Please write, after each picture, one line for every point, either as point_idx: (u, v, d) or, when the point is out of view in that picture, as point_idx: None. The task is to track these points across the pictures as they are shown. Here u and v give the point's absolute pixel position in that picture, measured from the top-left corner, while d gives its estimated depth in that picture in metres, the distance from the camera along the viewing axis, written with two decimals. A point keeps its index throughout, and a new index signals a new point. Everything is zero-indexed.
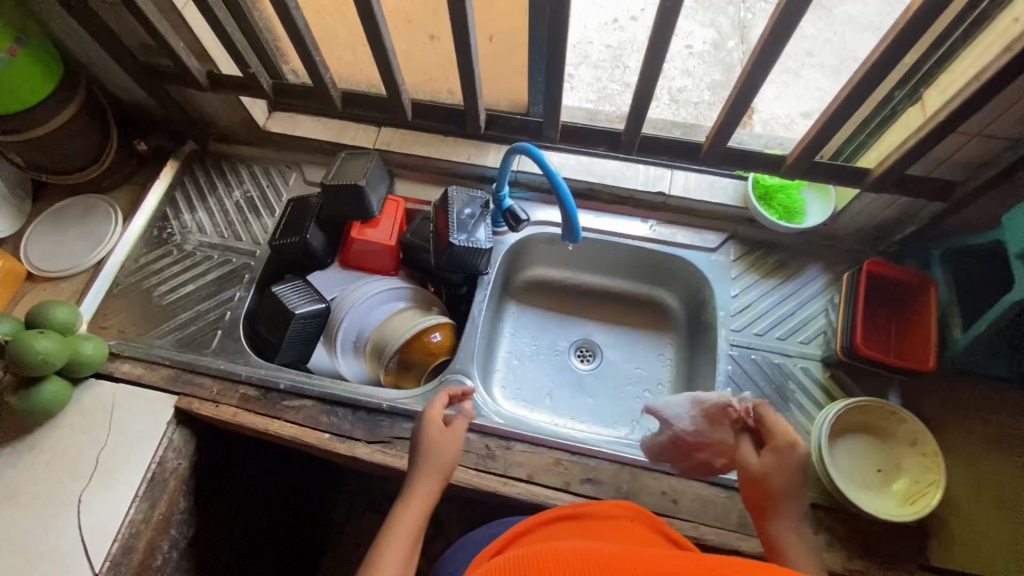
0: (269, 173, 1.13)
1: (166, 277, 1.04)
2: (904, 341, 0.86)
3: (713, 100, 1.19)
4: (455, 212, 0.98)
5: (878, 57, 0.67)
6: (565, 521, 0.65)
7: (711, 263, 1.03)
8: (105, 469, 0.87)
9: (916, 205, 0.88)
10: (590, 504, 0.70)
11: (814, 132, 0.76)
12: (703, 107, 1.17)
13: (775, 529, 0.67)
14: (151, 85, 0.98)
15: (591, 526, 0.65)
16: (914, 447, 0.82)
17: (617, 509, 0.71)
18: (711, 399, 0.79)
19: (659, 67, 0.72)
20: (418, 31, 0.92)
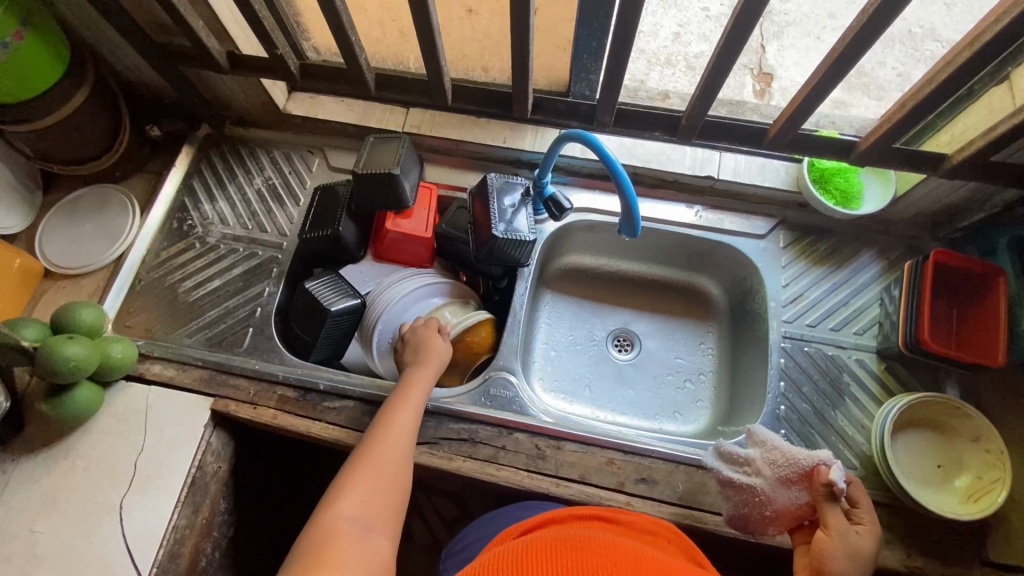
0: (290, 158, 1.07)
1: (191, 272, 0.99)
2: (967, 333, 0.84)
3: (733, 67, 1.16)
4: (495, 201, 0.92)
5: (980, 38, 0.61)
6: (601, 515, 0.65)
7: (760, 250, 0.99)
8: (144, 474, 0.84)
9: (986, 190, 0.83)
10: (632, 514, 0.68)
11: (896, 117, 0.71)
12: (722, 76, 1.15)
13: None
14: (165, 66, 0.91)
15: (638, 533, 0.64)
16: (977, 442, 0.80)
17: (658, 526, 0.68)
18: (804, 458, 0.72)
19: (737, 48, 0.66)
20: (455, 5, 0.85)
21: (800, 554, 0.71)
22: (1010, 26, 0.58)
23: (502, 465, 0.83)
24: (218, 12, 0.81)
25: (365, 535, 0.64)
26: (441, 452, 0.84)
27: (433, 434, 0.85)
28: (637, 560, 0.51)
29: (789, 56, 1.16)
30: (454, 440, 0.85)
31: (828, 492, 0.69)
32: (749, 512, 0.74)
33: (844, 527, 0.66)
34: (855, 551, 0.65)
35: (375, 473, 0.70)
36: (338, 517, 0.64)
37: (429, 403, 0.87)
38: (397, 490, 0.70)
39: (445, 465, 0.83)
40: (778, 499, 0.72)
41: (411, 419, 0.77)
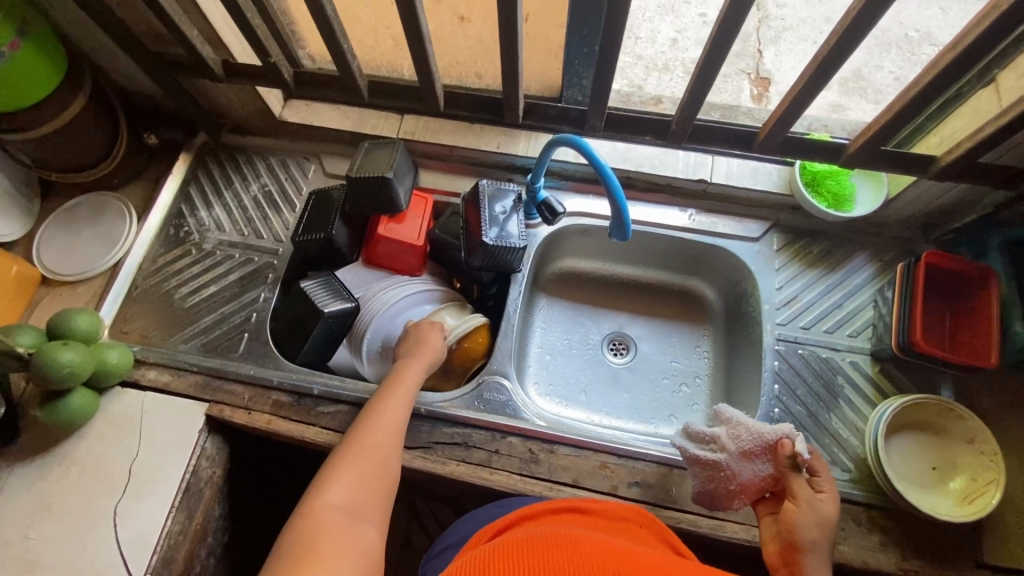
0: (286, 165, 1.08)
1: (187, 278, 1.00)
2: (961, 335, 0.84)
3: (730, 70, 1.17)
4: (487, 207, 0.93)
5: (964, 40, 0.62)
6: (572, 509, 0.66)
7: (753, 253, 0.99)
8: (139, 480, 0.85)
9: (977, 192, 0.83)
10: (601, 502, 0.69)
11: (884, 119, 0.71)
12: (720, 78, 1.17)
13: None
14: (161, 75, 0.92)
15: (612, 525, 0.65)
16: (971, 444, 0.80)
17: (629, 512, 0.69)
18: (766, 432, 0.75)
19: (724, 50, 0.67)
20: (447, 12, 0.86)
21: (765, 526, 0.73)
22: (993, 27, 0.58)
23: (496, 469, 0.83)
24: (212, 21, 0.82)
25: (351, 528, 0.62)
26: (435, 456, 0.84)
27: (426, 438, 0.85)
28: (601, 548, 0.52)
29: (784, 60, 1.17)
30: (447, 445, 0.85)
31: (792, 464, 0.71)
32: (714, 487, 0.76)
33: (810, 496, 0.68)
34: (821, 519, 0.67)
35: (363, 464, 0.69)
36: (324, 508, 0.63)
37: (423, 407, 0.87)
38: (383, 482, 0.69)
39: (438, 469, 0.83)
40: (742, 473, 0.75)
41: (398, 413, 0.77)
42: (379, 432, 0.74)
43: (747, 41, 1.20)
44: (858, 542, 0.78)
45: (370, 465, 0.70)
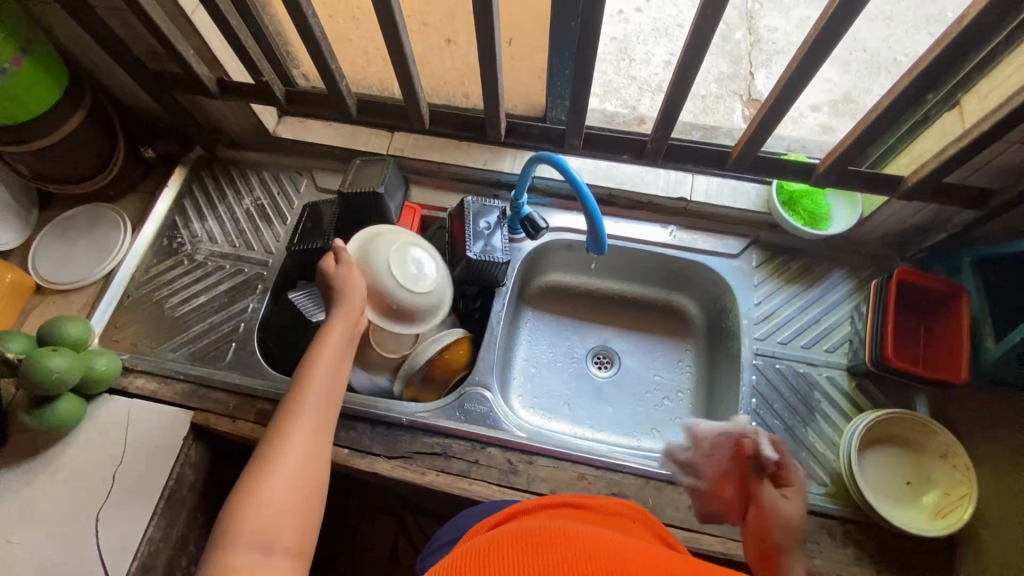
0: (279, 179, 1.11)
1: (177, 288, 1.02)
2: (933, 351, 0.85)
3: (722, 93, 1.21)
4: (471, 221, 0.96)
5: (917, 67, 0.65)
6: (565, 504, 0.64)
7: (732, 270, 1.01)
8: (123, 486, 0.86)
9: (947, 211, 0.85)
10: (596, 499, 0.67)
11: (850, 141, 0.74)
12: (712, 101, 1.20)
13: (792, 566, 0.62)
14: (158, 91, 0.95)
15: (605, 520, 0.63)
16: (945, 458, 0.81)
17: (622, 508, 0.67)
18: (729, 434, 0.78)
19: (692, 73, 0.70)
20: (434, 35, 0.89)
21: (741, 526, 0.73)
22: (942, 55, 0.61)
23: (475, 480, 0.84)
24: (208, 41, 0.86)
25: (273, 556, 0.53)
26: (415, 466, 0.85)
27: (407, 447, 0.87)
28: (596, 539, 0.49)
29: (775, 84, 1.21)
30: (427, 455, 0.86)
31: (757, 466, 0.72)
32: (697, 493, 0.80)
33: (771, 498, 0.67)
34: (785, 519, 0.65)
35: (303, 441, 0.63)
36: (236, 544, 0.53)
37: (404, 417, 0.88)
38: (310, 479, 0.60)
39: (418, 479, 0.84)
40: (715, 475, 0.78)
41: (324, 389, 0.68)
42: (316, 400, 0.67)
43: (738, 64, 1.24)
44: (832, 556, 0.79)
45: (308, 441, 0.63)
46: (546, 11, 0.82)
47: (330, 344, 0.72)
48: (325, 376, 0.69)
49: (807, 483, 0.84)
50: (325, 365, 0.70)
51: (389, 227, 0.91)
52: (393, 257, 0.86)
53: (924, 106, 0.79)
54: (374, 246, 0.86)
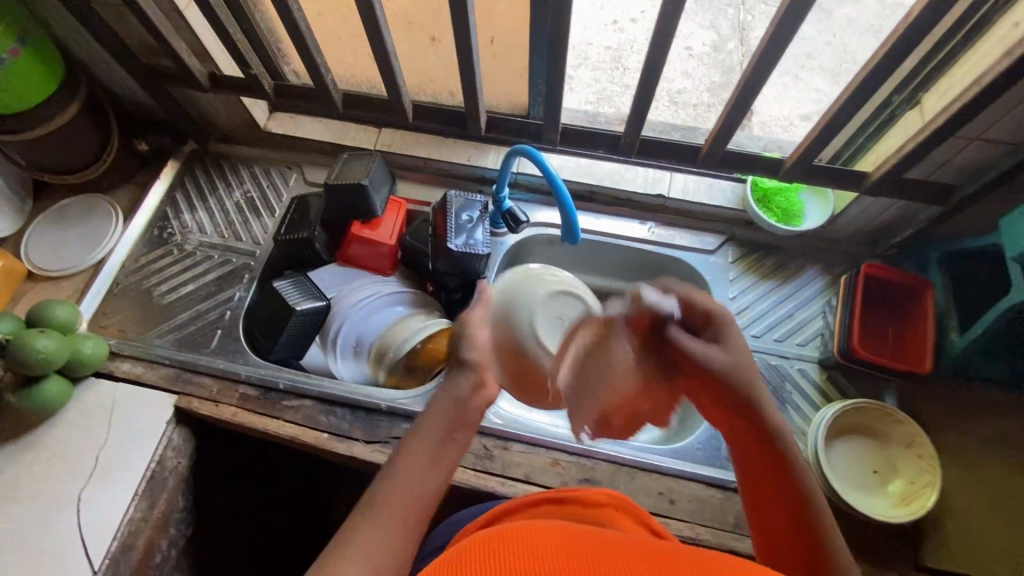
0: (269, 173, 1.13)
1: (166, 277, 1.04)
2: (900, 343, 0.87)
3: (713, 102, 1.23)
4: (453, 214, 0.98)
5: (871, 64, 0.68)
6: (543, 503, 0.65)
7: (708, 265, 1.03)
8: (106, 467, 0.87)
9: (914, 208, 0.88)
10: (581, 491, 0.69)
11: (813, 136, 0.77)
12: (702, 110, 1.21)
13: (769, 424, 0.60)
14: (151, 84, 0.99)
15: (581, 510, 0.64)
16: (910, 447, 0.83)
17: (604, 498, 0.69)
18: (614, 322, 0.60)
19: (659, 69, 0.73)
20: (419, 33, 0.92)
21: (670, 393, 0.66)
22: (892, 52, 0.65)
23: None
24: (199, 36, 0.90)
25: None
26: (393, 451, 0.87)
27: (386, 432, 0.89)
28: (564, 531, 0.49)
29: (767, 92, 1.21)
30: (405, 439, 0.88)
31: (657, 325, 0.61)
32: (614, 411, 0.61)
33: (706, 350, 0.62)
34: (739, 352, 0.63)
35: (396, 516, 0.54)
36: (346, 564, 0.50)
37: (384, 403, 0.90)
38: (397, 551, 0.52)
39: None
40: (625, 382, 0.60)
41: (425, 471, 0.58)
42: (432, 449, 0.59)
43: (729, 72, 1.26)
44: None
45: (416, 492, 0.56)
46: (524, 11, 0.86)
47: (490, 382, 0.64)
48: (463, 433, 0.62)
49: None
50: (473, 413, 0.63)
51: (523, 287, 0.68)
52: (540, 313, 0.65)
53: (889, 106, 0.81)
54: (514, 310, 0.66)
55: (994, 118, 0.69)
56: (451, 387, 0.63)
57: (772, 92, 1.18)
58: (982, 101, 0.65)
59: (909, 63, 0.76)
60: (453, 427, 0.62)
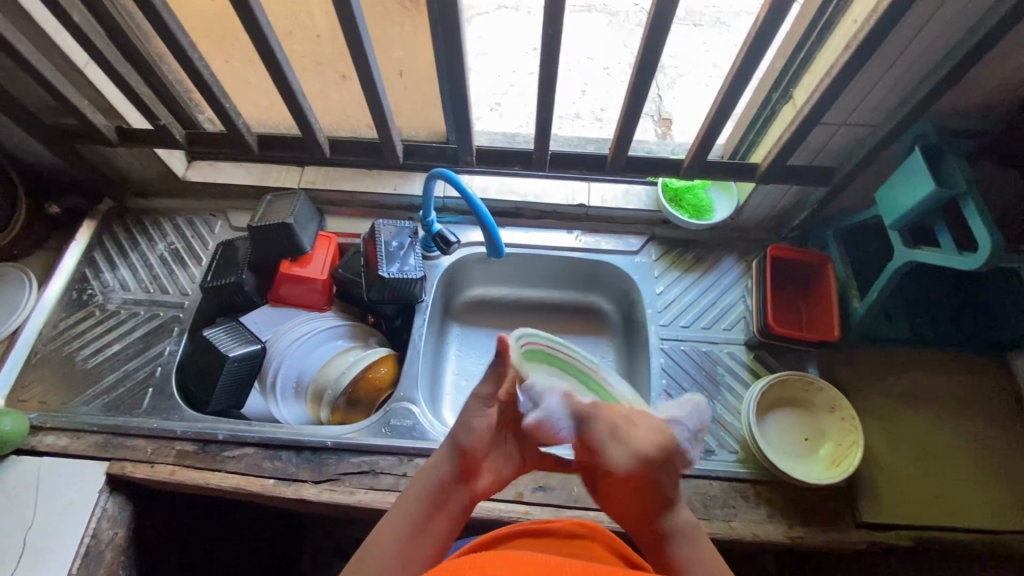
0: (193, 223, 1.12)
1: (89, 340, 1.00)
2: (812, 316, 0.95)
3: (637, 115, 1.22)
4: (383, 243, 0.99)
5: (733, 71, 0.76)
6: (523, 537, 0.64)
7: (635, 265, 1.08)
8: (33, 549, 0.82)
9: (805, 192, 0.96)
10: (554, 522, 0.68)
11: (701, 138, 0.85)
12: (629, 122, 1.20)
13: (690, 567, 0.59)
14: (57, 146, 0.97)
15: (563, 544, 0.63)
16: (833, 412, 0.89)
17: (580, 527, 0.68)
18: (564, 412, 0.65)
19: (553, 88, 0.79)
20: (329, 71, 0.95)
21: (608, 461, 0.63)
22: (747, 58, 0.72)
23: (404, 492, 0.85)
24: (104, 91, 0.90)
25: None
26: (343, 487, 0.86)
27: (334, 469, 0.87)
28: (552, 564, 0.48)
29: (685, 104, 1.22)
30: (355, 474, 0.87)
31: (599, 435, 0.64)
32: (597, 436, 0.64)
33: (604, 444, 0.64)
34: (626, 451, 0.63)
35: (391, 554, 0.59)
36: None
37: (329, 440, 0.89)
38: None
39: (347, 499, 0.85)
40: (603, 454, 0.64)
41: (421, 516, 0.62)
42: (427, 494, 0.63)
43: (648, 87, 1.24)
44: (747, 517, 0.84)
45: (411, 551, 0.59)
46: (427, 43, 0.90)
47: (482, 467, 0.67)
48: (441, 525, 0.63)
49: (718, 453, 0.89)
50: (451, 505, 0.64)
51: (604, 271, 1.10)
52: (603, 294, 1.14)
53: (769, 104, 0.89)
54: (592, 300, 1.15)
55: (851, 104, 0.78)
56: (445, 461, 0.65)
57: (686, 102, 1.23)
58: (835, 89, 0.73)
59: (778, 63, 0.84)
60: (431, 516, 0.62)
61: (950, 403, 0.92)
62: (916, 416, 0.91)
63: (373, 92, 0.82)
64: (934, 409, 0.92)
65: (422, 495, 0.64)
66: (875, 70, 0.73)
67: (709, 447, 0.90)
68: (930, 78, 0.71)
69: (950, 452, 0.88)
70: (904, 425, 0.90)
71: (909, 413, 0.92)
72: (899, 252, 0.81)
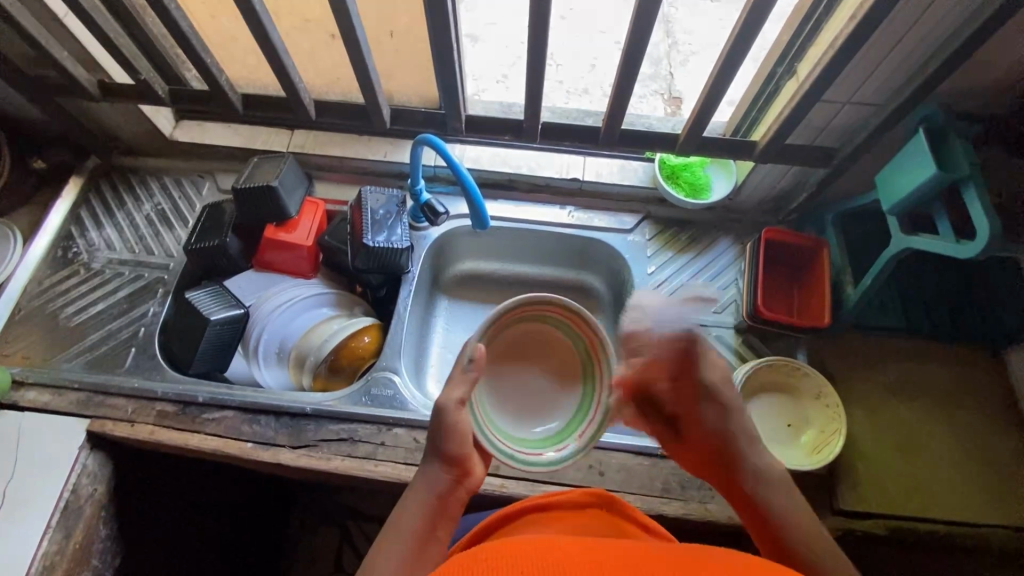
0: (181, 184, 1.10)
1: (73, 298, 1.00)
2: (803, 302, 0.93)
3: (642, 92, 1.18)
4: (370, 211, 0.97)
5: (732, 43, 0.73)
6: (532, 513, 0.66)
7: (627, 244, 1.05)
8: (12, 501, 0.82)
9: (805, 173, 0.93)
10: (563, 492, 0.70)
11: (697, 112, 0.82)
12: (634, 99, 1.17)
13: (775, 505, 0.58)
14: (39, 99, 0.95)
15: (569, 516, 0.66)
16: (818, 399, 0.87)
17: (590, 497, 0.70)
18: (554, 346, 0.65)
19: (545, 54, 0.76)
20: (317, 30, 0.91)
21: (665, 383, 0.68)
22: (747, 28, 0.68)
23: (381, 460, 0.85)
24: (84, 43, 0.87)
25: None
26: (321, 453, 0.86)
27: (313, 436, 0.87)
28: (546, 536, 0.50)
29: (694, 82, 1.19)
30: (334, 441, 0.87)
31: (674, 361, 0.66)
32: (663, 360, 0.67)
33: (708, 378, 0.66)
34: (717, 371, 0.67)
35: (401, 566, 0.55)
36: None
37: (309, 407, 0.89)
38: None
39: (323, 465, 0.85)
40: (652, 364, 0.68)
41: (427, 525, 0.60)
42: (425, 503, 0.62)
43: (659, 64, 1.20)
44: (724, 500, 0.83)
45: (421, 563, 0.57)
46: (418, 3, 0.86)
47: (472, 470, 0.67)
48: (445, 529, 0.62)
49: None
50: (451, 508, 0.64)
51: (596, 249, 1.08)
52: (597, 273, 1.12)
53: (772, 79, 0.86)
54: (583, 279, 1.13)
55: (855, 81, 0.75)
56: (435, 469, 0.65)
57: (692, 79, 1.19)
58: (837, 64, 0.70)
59: (784, 35, 0.80)
60: (431, 524, 0.61)
61: (939, 395, 0.91)
62: (901, 406, 0.90)
63: (358, 52, 0.79)
64: (921, 400, 0.90)
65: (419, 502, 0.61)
66: (881, 45, 0.70)
67: None
68: (939, 55, 0.67)
69: (935, 445, 0.87)
70: (888, 415, 0.89)
71: (896, 403, 0.90)
72: (896, 238, 0.79)
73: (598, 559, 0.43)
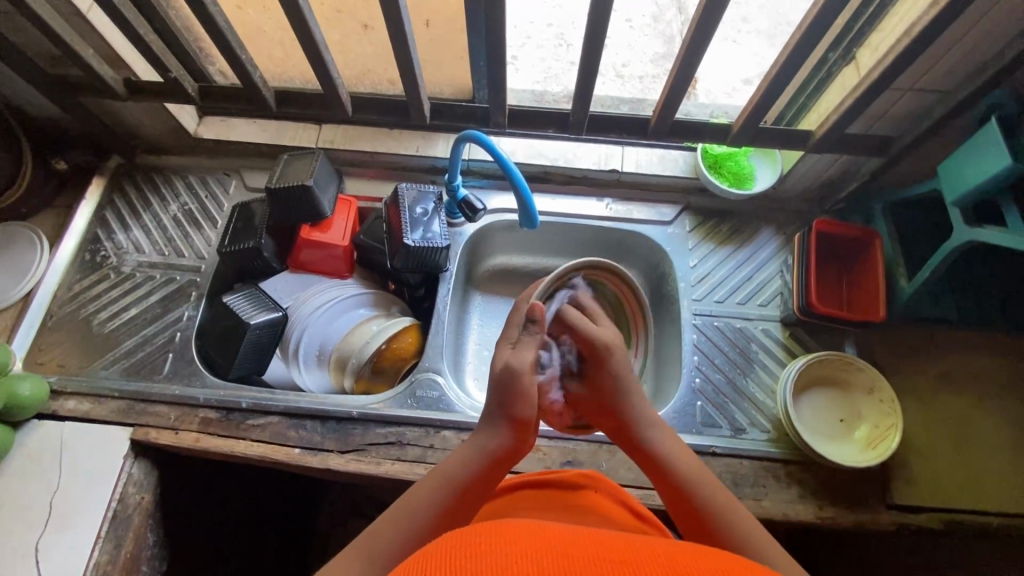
0: (206, 182, 1.07)
1: (105, 303, 0.97)
2: (854, 294, 0.91)
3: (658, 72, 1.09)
4: (408, 209, 0.94)
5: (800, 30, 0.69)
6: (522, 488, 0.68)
7: (667, 236, 1.03)
8: (60, 513, 0.81)
9: (856, 161, 0.91)
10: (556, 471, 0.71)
11: (754, 103, 0.79)
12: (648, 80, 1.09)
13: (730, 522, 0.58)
14: (62, 99, 0.91)
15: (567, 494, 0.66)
16: (871, 394, 0.86)
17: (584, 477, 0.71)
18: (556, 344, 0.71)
19: (599, 44, 0.72)
20: (350, 22, 0.88)
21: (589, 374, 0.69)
22: (819, 16, 0.65)
23: (431, 463, 0.84)
24: (109, 39, 0.84)
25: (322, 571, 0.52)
26: (369, 457, 0.85)
27: (360, 440, 0.86)
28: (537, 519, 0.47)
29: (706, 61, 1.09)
30: (382, 445, 0.86)
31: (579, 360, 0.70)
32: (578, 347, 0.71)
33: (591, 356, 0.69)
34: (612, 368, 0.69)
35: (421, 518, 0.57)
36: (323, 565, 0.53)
37: (354, 411, 0.88)
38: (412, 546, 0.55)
39: (372, 470, 0.84)
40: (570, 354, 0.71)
41: (469, 481, 0.60)
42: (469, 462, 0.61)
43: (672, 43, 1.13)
44: (779, 497, 0.82)
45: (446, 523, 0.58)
46: None
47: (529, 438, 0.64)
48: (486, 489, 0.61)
49: (750, 431, 0.88)
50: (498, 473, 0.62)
51: (634, 241, 1.06)
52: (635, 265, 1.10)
53: (825, 64, 0.83)
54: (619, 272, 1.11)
55: (921, 68, 0.72)
56: (489, 434, 0.63)
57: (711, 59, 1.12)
58: (912, 52, 0.66)
59: (842, 19, 0.77)
60: (477, 483, 0.60)
61: (991, 385, 0.90)
62: (954, 398, 0.89)
63: (402, 44, 0.76)
64: (973, 391, 0.89)
65: (468, 460, 0.61)
66: (957, 30, 0.67)
67: (741, 425, 0.89)
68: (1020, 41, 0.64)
69: (989, 438, 0.86)
70: (941, 407, 0.88)
71: (948, 395, 0.89)
72: (959, 231, 0.76)
73: (593, 549, 0.41)
